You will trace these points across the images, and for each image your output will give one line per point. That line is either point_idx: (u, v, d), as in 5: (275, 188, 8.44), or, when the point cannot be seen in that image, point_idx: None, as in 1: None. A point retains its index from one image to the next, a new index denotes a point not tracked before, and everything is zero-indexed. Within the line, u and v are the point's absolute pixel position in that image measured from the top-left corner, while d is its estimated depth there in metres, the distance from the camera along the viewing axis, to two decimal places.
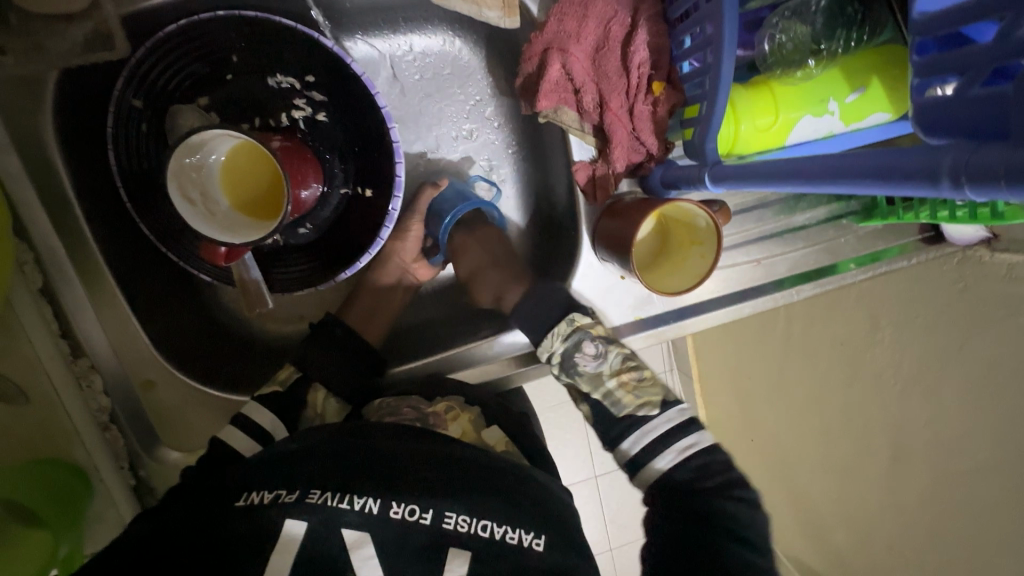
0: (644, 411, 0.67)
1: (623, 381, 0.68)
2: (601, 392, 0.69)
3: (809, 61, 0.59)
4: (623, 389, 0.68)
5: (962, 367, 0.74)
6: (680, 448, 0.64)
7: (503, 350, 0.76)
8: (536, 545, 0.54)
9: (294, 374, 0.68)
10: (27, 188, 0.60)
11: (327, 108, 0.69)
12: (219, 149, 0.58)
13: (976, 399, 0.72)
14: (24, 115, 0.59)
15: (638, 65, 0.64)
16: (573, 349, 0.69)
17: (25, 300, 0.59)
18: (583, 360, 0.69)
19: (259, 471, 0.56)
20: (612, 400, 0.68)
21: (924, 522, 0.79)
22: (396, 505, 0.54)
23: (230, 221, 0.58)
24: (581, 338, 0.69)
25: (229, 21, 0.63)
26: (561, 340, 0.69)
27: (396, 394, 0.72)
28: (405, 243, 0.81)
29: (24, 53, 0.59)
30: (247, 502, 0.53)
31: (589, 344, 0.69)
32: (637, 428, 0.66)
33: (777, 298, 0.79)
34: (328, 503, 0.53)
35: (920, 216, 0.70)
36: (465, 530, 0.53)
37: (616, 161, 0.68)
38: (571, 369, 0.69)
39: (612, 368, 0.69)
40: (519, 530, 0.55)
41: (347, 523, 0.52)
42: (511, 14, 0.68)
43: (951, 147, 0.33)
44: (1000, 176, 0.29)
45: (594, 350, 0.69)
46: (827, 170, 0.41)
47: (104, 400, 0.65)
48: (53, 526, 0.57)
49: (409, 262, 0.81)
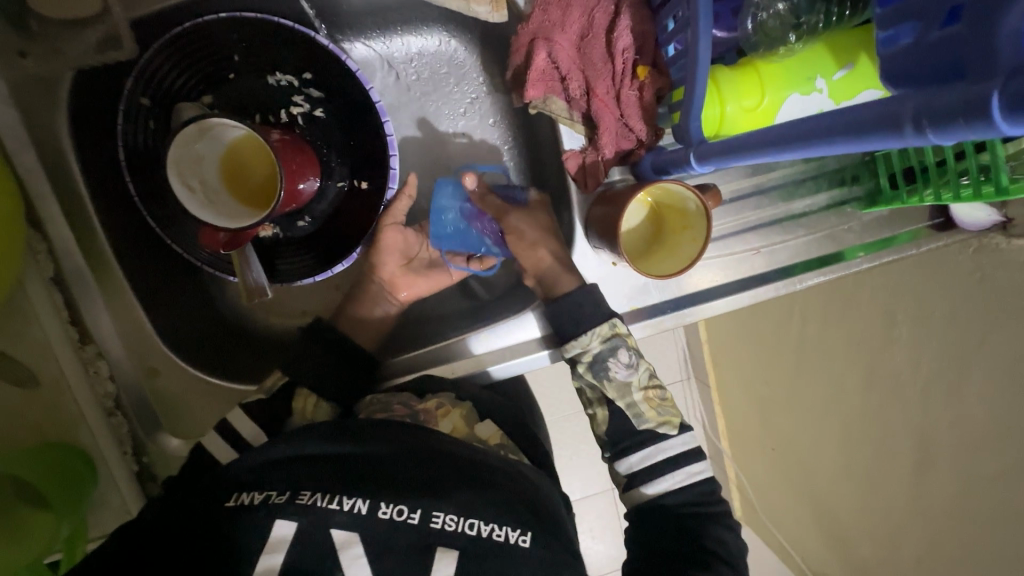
0: (663, 430, 0.69)
1: (649, 397, 0.69)
2: (626, 402, 0.68)
3: (790, 37, 0.58)
4: (647, 404, 0.69)
5: (989, 359, 0.71)
6: (688, 472, 0.68)
7: (494, 344, 0.74)
8: (522, 542, 0.53)
9: (281, 380, 0.68)
10: (41, 181, 0.63)
11: (324, 104, 0.73)
12: (245, 125, 0.60)
13: (1009, 393, 0.69)
14: (43, 114, 0.63)
15: (622, 51, 0.65)
16: (608, 353, 0.67)
17: (36, 287, 0.62)
18: (615, 367, 0.68)
19: (253, 472, 0.56)
20: (635, 413, 0.69)
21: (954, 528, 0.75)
22: (383, 506, 0.53)
23: (229, 209, 0.61)
24: (617, 345, 0.68)
25: (230, 22, 0.66)
26: (600, 341, 0.67)
27: (389, 390, 0.72)
28: (385, 256, 0.75)
29: (42, 55, 0.62)
30: (237, 503, 0.53)
31: (624, 352, 0.68)
32: (654, 444, 0.68)
33: (780, 287, 0.77)
34: (317, 504, 0.52)
35: (924, 200, 0.68)
36: (452, 529, 0.53)
37: (605, 147, 0.68)
38: (600, 372, 0.68)
39: (641, 381, 0.69)
40: (506, 526, 0.54)
41: (336, 524, 0.52)
42: (499, 9, 0.69)
43: (909, 94, 0.33)
44: (961, 114, 0.29)
45: (627, 359, 0.68)
46: (799, 133, 0.41)
47: (110, 386, 0.67)
48: (57, 508, 0.59)
49: (389, 279, 0.75)
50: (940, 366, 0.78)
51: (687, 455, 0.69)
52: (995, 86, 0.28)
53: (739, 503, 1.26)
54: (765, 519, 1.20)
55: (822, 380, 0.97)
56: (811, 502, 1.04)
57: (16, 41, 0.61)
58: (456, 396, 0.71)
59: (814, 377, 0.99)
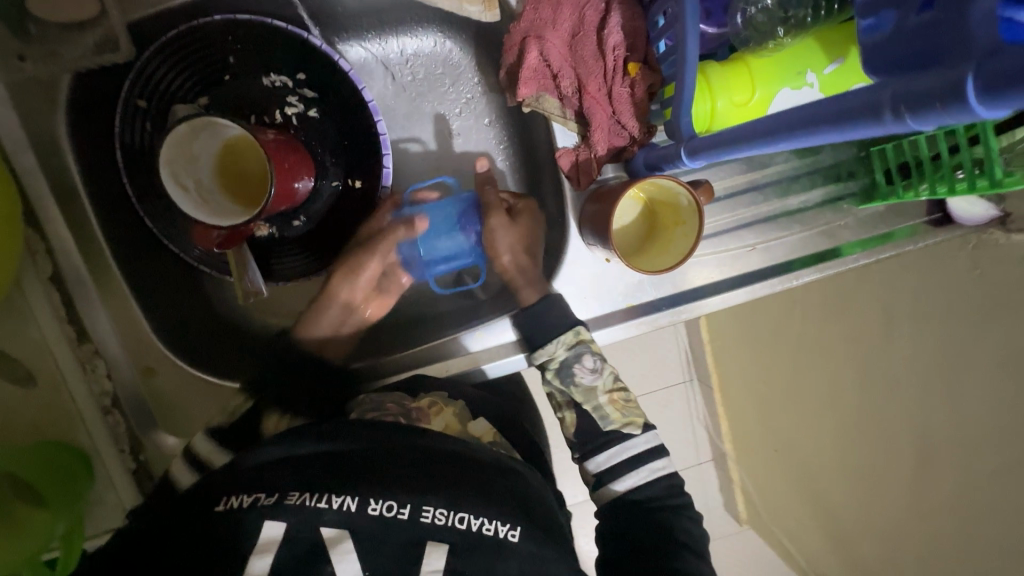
0: (628, 430, 0.70)
1: (614, 399, 0.71)
2: (592, 405, 0.70)
3: (778, 31, 0.59)
4: (612, 406, 0.71)
5: (988, 356, 0.70)
6: (651, 468, 0.70)
7: (485, 345, 0.74)
8: (511, 537, 0.54)
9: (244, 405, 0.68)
10: (39, 182, 0.65)
11: (318, 104, 0.74)
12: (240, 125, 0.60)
13: (1007, 389, 0.68)
14: (42, 116, 0.64)
15: (613, 48, 0.66)
16: (573, 359, 0.69)
17: (34, 285, 0.63)
18: (581, 372, 0.70)
19: (236, 476, 0.56)
20: (601, 415, 0.70)
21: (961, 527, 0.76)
22: (373, 502, 0.53)
23: (222, 207, 0.61)
24: (582, 351, 0.70)
25: (227, 24, 0.67)
26: (565, 348, 0.69)
27: (381, 389, 0.73)
28: (355, 283, 0.75)
29: (40, 58, 0.63)
30: (226, 507, 0.53)
31: (589, 357, 0.70)
32: (620, 444, 0.70)
33: (775, 284, 0.76)
34: (307, 503, 0.52)
35: (919, 195, 0.67)
36: (442, 523, 0.53)
37: (598, 144, 0.69)
38: (567, 377, 0.70)
39: (606, 385, 0.71)
40: (495, 520, 0.54)
41: (326, 522, 0.52)
42: (491, 8, 0.69)
43: (887, 82, 0.33)
44: (936, 99, 0.29)
45: (592, 364, 0.70)
46: (783, 124, 0.41)
47: (107, 384, 0.67)
48: (53, 505, 0.60)
49: (358, 302, 0.76)
50: (940, 364, 0.77)
51: (651, 452, 0.70)
52: (969, 71, 0.28)
53: (743, 507, 1.24)
54: (769, 522, 1.18)
55: (822, 379, 0.96)
56: (812, 502, 1.04)
57: (12, 44, 0.62)
58: (449, 395, 0.72)
59: (814, 377, 0.97)
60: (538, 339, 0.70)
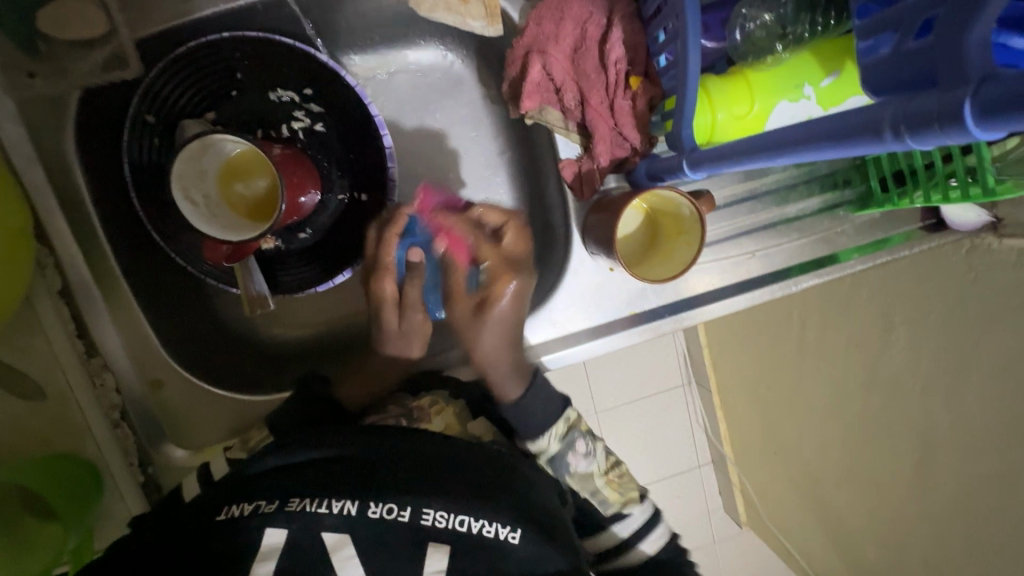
0: (627, 508, 0.71)
1: (611, 479, 0.71)
2: (590, 490, 0.71)
3: (778, 46, 0.60)
4: (610, 488, 0.71)
5: (984, 360, 0.72)
6: (653, 537, 0.71)
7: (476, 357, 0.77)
8: (512, 539, 0.54)
9: (266, 439, 0.65)
10: (48, 197, 0.65)
11: (324, 118, 0.75)
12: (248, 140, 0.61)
13: (1003, 393, 0.70)
14: (50, 131, 0.65)
15: (615, 62, 0.67)
16: (567, 448, 0.71)
17: (43, 301, 0.64)
18: (576, 460, 0.71)
19: (239, 485, 0.56)
20: (600, 499, 0.71)
21: (961, 528, 0.78)
22: (374, 505, 0.54)
23: (229, 221, 0.62)
24: (575, 437, 0.71)
25: (235, 41, 0.68)
26: (558, 439, 0.70)
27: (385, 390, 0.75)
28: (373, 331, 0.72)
29: (50, 76, 0.64)
30: (227, 515, 0.53)
31: (580, 442, 0.71)
32: (620, 522, 0.70)
33: (775, 290, 0.77)
34: (308, 508, 0.53)
35: (915, 202, 0.69)
36: (443, 526, 0.53)
37: (600, 156, 0.70)
38: (561, 467, 0.71)
39: (600, 467, 0.72)
40: (496, 522, 0.55)
41: (327, 527, 0.52)
42: (494, 23, 0.71)
43: (887, 101, 0.35)
44: (934, 119, 0.31)
45: (585, 448, 0.72)
46: (785, 140, 0.42)
47: (115, 398, 0.68)
48: (64, 518, 0.61)
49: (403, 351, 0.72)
50: (938, 368, 0.78)
51: (651, 522, 0.71)
52: (966, 93, 0.30)
53: (744, 510, 1.25)
54: (770, 526, 1.19)
55: (823, 381, 0.97)
56: (813, 503, 1.05)
57: (22, 62, 0.63)
58: (450, 394, 0.73)
59: (815, 380, 0.99)
60: (528, 435, 0.70)
